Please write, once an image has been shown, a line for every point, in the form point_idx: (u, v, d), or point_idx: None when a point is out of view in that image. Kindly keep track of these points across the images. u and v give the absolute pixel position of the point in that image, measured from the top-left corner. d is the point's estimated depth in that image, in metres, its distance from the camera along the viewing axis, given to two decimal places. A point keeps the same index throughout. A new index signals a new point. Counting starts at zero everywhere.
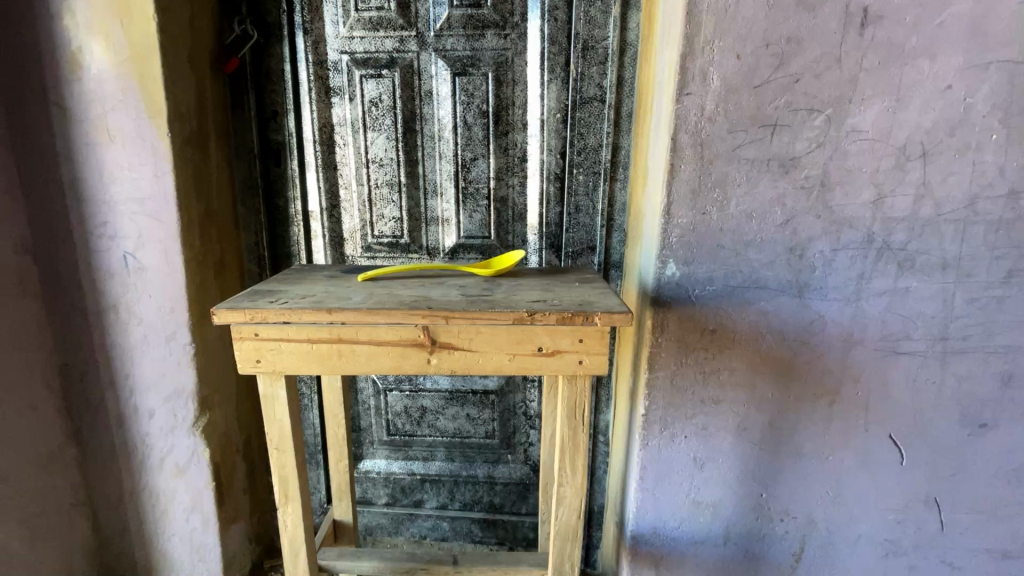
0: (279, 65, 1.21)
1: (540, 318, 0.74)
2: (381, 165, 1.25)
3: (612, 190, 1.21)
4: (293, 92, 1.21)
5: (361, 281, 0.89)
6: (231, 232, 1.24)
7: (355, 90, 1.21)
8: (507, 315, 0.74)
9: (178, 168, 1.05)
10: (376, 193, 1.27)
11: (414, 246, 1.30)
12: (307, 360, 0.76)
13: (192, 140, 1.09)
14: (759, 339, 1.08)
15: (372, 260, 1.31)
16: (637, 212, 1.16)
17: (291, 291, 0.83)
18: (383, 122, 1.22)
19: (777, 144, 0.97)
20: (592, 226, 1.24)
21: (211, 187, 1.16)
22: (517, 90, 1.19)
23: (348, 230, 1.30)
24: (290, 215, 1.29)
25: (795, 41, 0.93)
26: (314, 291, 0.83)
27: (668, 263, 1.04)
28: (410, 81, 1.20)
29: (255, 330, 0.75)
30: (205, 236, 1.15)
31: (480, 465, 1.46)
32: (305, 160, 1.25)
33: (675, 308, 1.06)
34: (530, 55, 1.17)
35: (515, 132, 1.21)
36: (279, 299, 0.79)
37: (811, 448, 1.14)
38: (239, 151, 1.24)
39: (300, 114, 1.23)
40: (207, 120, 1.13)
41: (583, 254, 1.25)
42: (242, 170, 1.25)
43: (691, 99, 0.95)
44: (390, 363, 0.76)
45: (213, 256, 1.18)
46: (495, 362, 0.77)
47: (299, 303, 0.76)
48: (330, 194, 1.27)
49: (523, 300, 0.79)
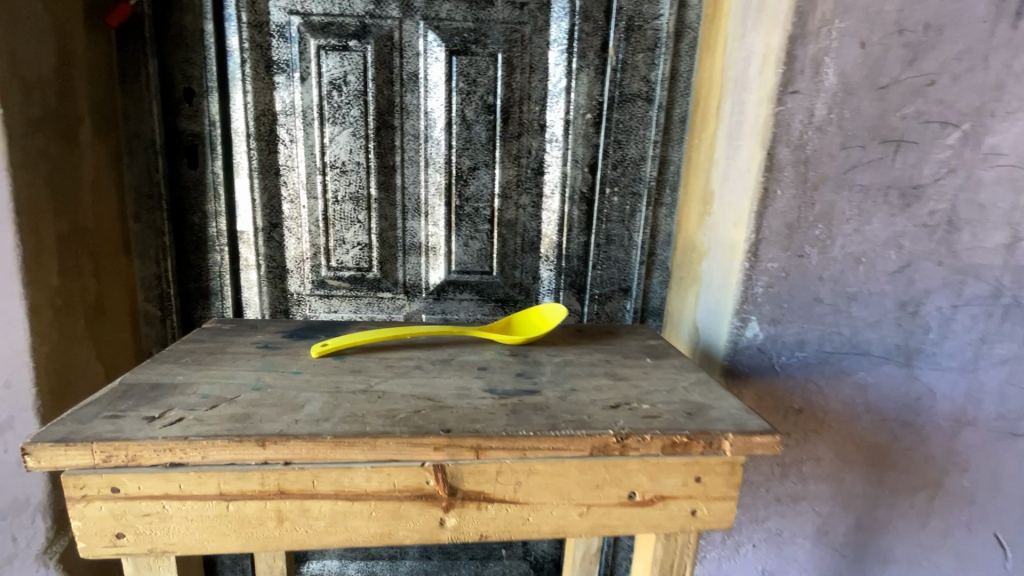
0: (196, 23, 0.83)
1: (635, 447, 0.44)
2: (344, 172, 0.90)
3: (655, 216, 0.93)
4: (219, 64, 0.85)
5: (319, 354, 0.57)
6: (119, 260, 0.85)
7: (310, 67, 0.86)
8: (585, 444, 0.44)
9: (19, 165, 0.67)
10: (336, 210, 0.92)
11: (385, 283, 0.96)
12: (219, 530, 0.42)
13: (47, 123, 0.70)
14: (854, 422, 0.81)
15: (326, 300, 0.96)
16: (690, 248, 0.89)
17: (198, 386, 0.48)
18: (348, 113, 0.88)
19: (900, 167, 0.72)
20: (627, 262, 0.95)
21: (82, 196, 0.77)
22: (535, 80, 0.89)
23: (293, 258, 0.94)
24: (208, 237, 0.90)
25: (935, 29, 0.68)
26: (240, 388, 0.48)
27: (750, 322, 0.76)
28: (388, 59, 0.87)
29: (112, 484, 0.40)
30: (67, 269, 0.75)
31: (464, 564, 1.12)
32: (233, 161, 0.89)
33: (754, 383, 0.78)
34: (554, 34, 0.88)
35: (530, 135, 0.91)
36: (172, 410, 0.44)
37: (902, 554, 0.88)
38: (131, 143, 0.85)
39: (228, 95, 0.86)
40: (77, 94, 0.75)
41: (613, 298, 0.96)
42: (136, 170, 0.86)
43: (797, 100, 0.69)
44: (374, 529, 0.43)
45: (83, 298, 0.79)
46: (555, 521, 0.45)
47: (210, 423, 0.42)
48: (269, 209, 0.91)
49: (595, 407, 0.48)
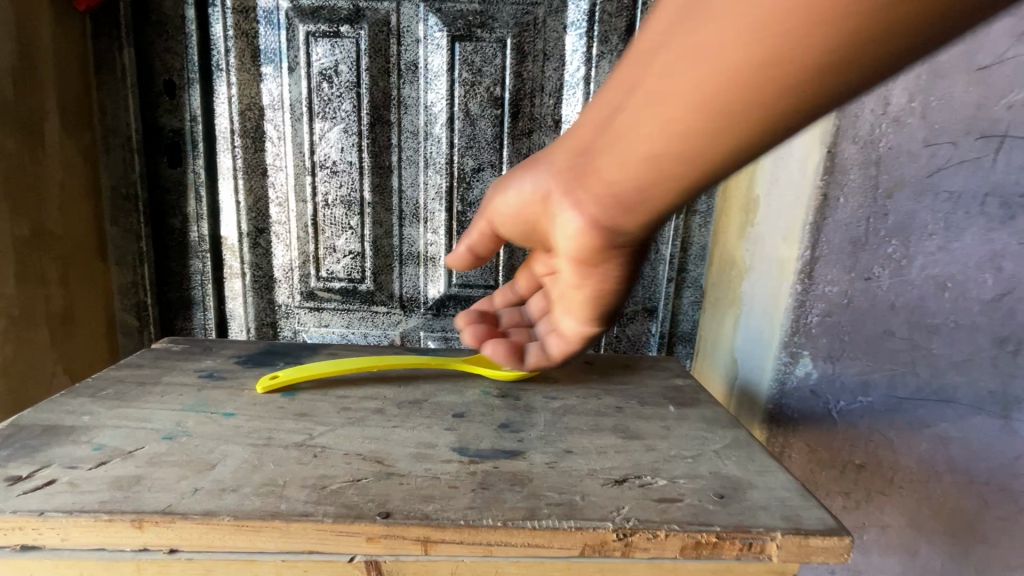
0: (177, 9, 0.76)
1: (641, 547, 0.32)
2: (334, 173, 0.81)
3: (687, 226, 0.81)
4: (201, 54, 0.77)
5: (265, 390, 0.47)
6: (93, 266, 0.79)
7: (298, 56, 0.78)
8: (574, 541, 0.32)
9: None
10: (326, 215, 0.83)
11: (380, 296, 0.86)
12: None
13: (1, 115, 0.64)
14: (932, 484, 0.64)
15: (316, 313, 0.87)
16: (728, 265, 0.75)
17: (99, 433, 0.39)
18: (339, 107, 0.79)
19: (1005, 169, 0.56)
20: (654, 279, 0.82)
21: (48, 196, 0.71)
22: (549, 69, 0.78)
23: (281, 267, 0.85)
24: (189, 243, 0.83)
25: None
26: (149, 437, 0.39)
27: (802, 358, 0.62)
28: (384, 46, 0.78)
29: None
30: (25, 275, 0.69)
31: None
32: (216, 160, 0.81)
33: (805, 431, 0.64)
34: (572, 15, 0.76)
35: (543, 132, 0.80)
36: (48, 468, 0.35)
37: None
38: (108, 141, 0.79)
39: (211, 87, 0.79)
40: (41, 86, 0.69)
41: (636, 319, 0.84)
42: (113, 170, 0.79)
43: None
44: None
45: (46, 307, 0.72)
46: None
47: (84, 490, 0.33)
48: (254, 212, 0.83)
49: (593, 481, 0.37)
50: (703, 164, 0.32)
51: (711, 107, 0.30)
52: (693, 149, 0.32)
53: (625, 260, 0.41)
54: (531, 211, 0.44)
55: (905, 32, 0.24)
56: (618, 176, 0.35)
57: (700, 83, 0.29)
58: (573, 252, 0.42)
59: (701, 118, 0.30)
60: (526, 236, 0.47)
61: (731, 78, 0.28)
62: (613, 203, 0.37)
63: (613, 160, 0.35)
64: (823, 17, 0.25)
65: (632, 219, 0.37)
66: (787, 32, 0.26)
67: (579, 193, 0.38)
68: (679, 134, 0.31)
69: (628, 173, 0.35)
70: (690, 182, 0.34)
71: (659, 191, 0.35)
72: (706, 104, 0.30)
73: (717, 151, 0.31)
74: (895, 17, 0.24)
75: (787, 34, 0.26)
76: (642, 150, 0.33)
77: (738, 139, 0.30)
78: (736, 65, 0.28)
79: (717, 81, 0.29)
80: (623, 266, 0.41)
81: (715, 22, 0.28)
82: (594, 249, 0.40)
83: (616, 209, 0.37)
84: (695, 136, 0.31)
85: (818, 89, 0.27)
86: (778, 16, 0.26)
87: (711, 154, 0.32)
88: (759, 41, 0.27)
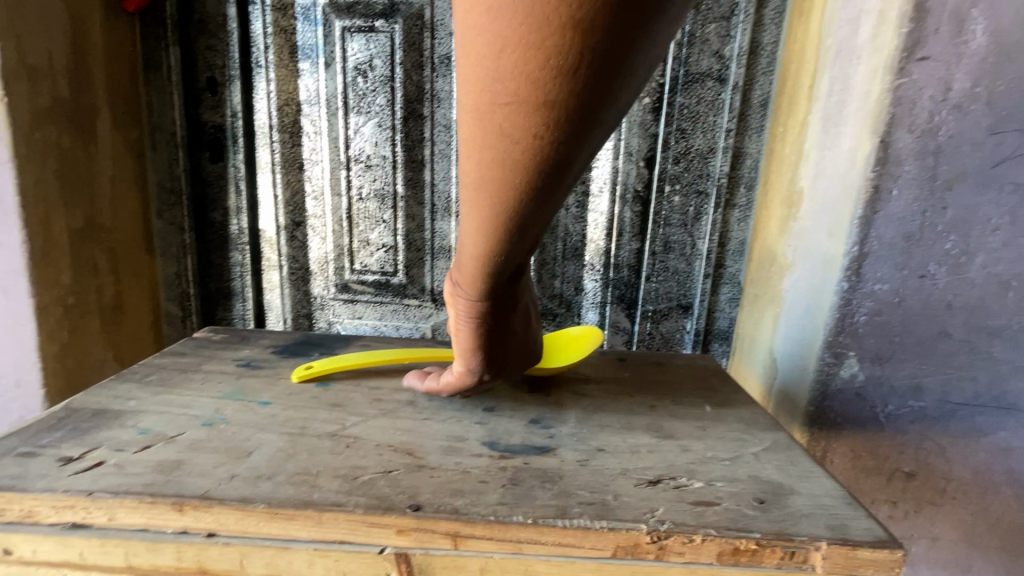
0: (219, 7, 0.78)
1: (675, 550, 0.31)
2: (369, 167, 0.82)
3: (725, 221, 0.78)
4: (241, 51, 0.79)
5: (297, 377, 0.48)
6: (140, 258, 0.82)
7: (334, 51, 0.79)
8: (606, 542, 0.31)
9: (25, 158, 0.63)
10: (361, 208, 0.84)
11: (411, 289, 0.87)
12: None
13: (58, 113, 0.67)
14: (989, 495, 0.61)
15: (350, 305, 0.88)
16: (768, 261, 0.72)
17: (143, 418, 0.41)
18: (373, 102, 0.80)
19: None
20: (689, 275, 0.80)
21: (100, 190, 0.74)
22: None
23: (317, 260, 0.87)
24: (229, 235, 0.86)
25: None
26: (190, 423, 0.40)
27: (848, 360, 0.59)
28: (418, 40, 0.78)
29: (5, 545, 0.32)
30: (80, 266, 0.72)
31: None
32: (255, 155, 0.83)
33: (849, 435, 0.61)
34: None
35: None
36: (97, 449, 0.36)
37: None
38: (155, 137, 0.82)
39: (251, 84, 0.81)
40: (94, 85, 0.72)
41: (670, 316, 0.82)
42: (159, 165, 0.83)
43: (926, 69, 0.51)
44: None
45: (98, 296, 0.75)
46: None
47: (129, 472, 0.34)
48: (291, 206, 0.85)
49: (625, 481, 0.36)
50: (498, 252, 0.35)
51: (464, 213, 0.34)
52: (477, 243, 0.35)
53: (474, 330, 0.41)
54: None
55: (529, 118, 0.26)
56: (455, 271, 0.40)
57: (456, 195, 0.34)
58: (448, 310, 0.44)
59: (470, 225, 0.34)
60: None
61: (466, 193, 0.32)
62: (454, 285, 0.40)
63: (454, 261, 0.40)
64: (475, 134, 0.29)
65: (466, 298, 0.40)
66: (469, 149, 0.30)
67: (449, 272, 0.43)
68: (468, 238, 0.35)
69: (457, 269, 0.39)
70: (491, 266, 0.36)
71: (482, 278, 0.38)
72: (466, 213, 0.33)
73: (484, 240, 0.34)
74: (511, 109, 0.26)
75: (469, 150, 0.30)
76: (457, 251, 0.38)
77: (495, 229, 0.33)
78: (464, 182, 0.32)
79: (463, 195, 0.33)
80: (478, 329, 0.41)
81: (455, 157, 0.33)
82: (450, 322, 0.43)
83: (456, 285, 0.40)
84: (475, 236, 0.34)
85: (519, 172, 0.29)
86: (462, 141, 0.30)
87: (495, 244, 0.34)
88: (463, 163, 0.31)
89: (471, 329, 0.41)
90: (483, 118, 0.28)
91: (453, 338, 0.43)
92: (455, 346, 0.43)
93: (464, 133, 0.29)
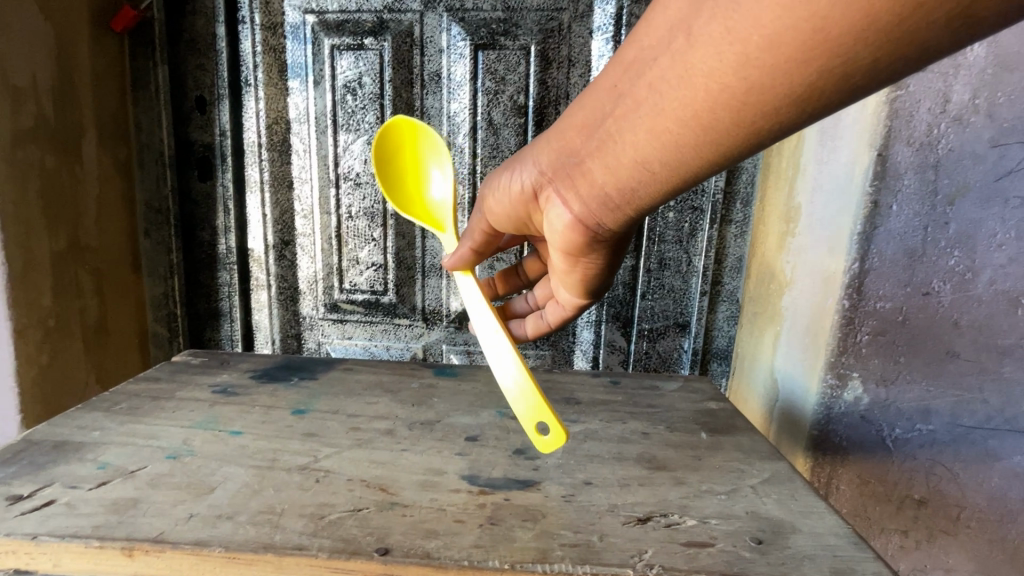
0: (208, 27, 0.78)
1: None
2: (358, 185, 0.81)
3: (722, 237, 0.76)
4: (230, 70, 0.79)
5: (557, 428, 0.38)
6: (128, 278, 0.81)
7: (323, 70, 0.78)
8: None
9: (8, 178, 0.62)
10: (350, 226, 0.82)
11: (402, 308, 0.85)
12: None
13: (42, 134, 0.66)
14: (1005, 524, 0.57)
15: (339, 325, 0.86)
16: (768, 278, 0.70)
17: (105, 450, 0.39)
18: (363, 119, 0.79)
19: None
20: (686, 293, 0.78)
21: (85, 210, 0.73)
22: (574, 75, 0.75)
23: (306, 278, 0.85)
24: (218, 255, 0.85)
25: None
26: (154, 456, 0.38)
27: (851, 382, 0.56)
28: (407, 58, 0.77)
29: None
30: (62, 287, 0.69)
31: None
32: (244, 174, 0.82)
33: (855, 461, 0.58)
34: (597, 20, 0.74)
35: None
36: (50, 487, 0.34)
37: None
38: (143, 156, 0.81)
39: (240, 103, 0.80)
40: (80, 105, 0.71)
41: (667, 335, 0.79)
42: (147, 185, 0.82)
43: (924, 81, 0.49)
44: None
45: (81, 318, 0.73)
46: None
47: (80, 512, 0.32)
48: (280, 224, 0.83)
49: (612, 519, 0.33)
50: (691, 173, 0.31)
51: (724, 116, 0.27)
52: (681, 169, 0.31)
53: (605, 269, 0.42)
54: (502, 204, 0.41)
55: (919, 50, 0.22)
56: (605, 186, 0.34)
57: (713, 91, 0.26)
58: (562, 258, 0.41)
59: (692, 133, 0.28)
60: (511, 230, 0.44)
61: (723, 90, 0.26)
62: (594, 224, 0.37)
63: (603, 167, 0.33)
64: (835, 35, 0.22)
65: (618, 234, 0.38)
66: (793, 46, 0.23)
67: (567, 196, 0.37)
68: (669, 145, 0.30)
69: (615, 181, 0.33)
70: (690, 180, 0.32)
71: (647, 200, 0.34)
72: (701, 114, 0.27)
73: (718, 150, 0.29)
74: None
75: (793, 44, 0.23)
76: (633, 158, 0.31)
77: (750, 142, 0.28)
78: (732, 75, 0.25)
79: (712, 89, 0.26)
80: (609, 268, 0.42)
81: (712, 30, 0.25)
82: (575, 268, 0.41)
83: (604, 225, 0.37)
84: (687, 147, 0.29)
85: (821, 101, 0.25)
86: (791, 26, 0.23)
87: (699, 166, 0.30)
88: (760, 51, 0.24)
89: (606, 265, 0.41)
90: (877, 25, 0.21)
91: (577, 281, 0.43)
92: (578, 287, 0.43)
93: (810, 24, 0.23)
